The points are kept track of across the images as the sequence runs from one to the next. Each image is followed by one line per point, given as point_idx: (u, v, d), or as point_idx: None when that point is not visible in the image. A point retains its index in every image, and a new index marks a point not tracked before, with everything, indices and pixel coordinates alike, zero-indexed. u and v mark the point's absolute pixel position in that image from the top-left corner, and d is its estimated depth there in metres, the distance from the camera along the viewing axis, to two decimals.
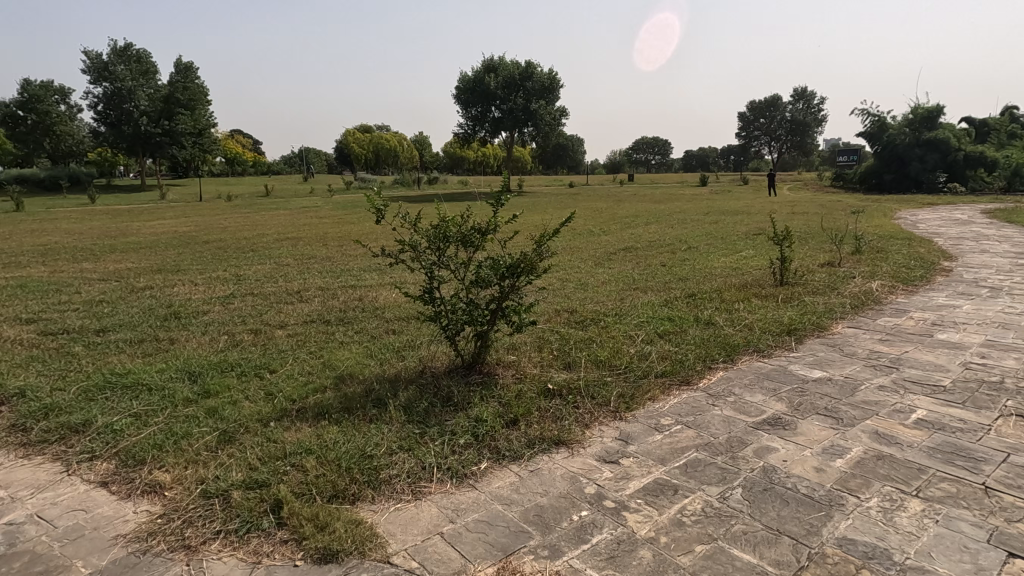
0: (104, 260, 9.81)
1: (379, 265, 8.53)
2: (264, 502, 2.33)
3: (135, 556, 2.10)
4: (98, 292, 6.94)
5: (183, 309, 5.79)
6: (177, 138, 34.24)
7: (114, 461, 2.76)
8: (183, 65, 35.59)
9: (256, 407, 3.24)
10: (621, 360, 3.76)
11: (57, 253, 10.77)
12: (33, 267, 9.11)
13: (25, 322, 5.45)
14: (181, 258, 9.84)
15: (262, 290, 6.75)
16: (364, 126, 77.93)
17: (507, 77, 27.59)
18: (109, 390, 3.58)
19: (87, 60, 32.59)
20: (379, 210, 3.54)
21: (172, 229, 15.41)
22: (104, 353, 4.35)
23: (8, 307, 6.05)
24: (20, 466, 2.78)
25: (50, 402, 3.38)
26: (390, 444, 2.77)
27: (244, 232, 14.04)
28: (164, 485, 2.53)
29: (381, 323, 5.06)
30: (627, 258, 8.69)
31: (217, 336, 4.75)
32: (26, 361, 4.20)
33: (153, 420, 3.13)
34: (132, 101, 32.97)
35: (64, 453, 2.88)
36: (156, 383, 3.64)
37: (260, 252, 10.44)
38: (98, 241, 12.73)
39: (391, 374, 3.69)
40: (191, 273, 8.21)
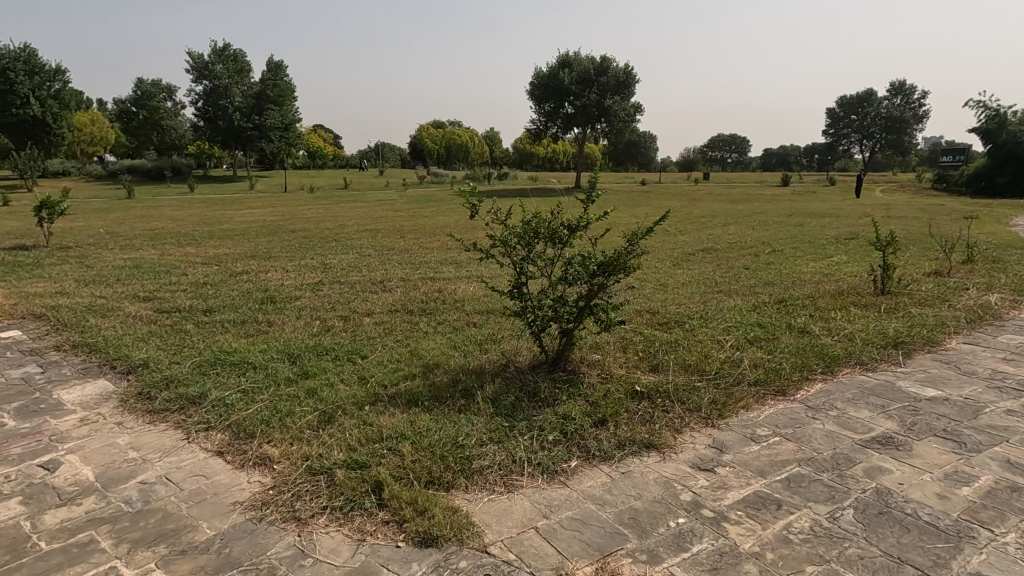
0: (204, 245, 10.63)
1: (456, 259, 8.69)
2: (365, 483, 2.43)
3: (252, 522, 2.25)
4: (202, 274, 7.52)
5: (277, 294, 6.16)
6: (266, 133, 36.35)
7: (228, 433, 2.97)
8: (274, 64, 37.89)
9: (351, 391, 3.39)
10: (710, 365, 3.63)
11: (163, 238, 11.73)
12: (145, 249, 9.96)
13: (143, 299, 5.98)
14: (271, 246, 10.44)
15: (348, 279, 7.06)
16: (437, 122, 79.59)
17: (581, 73, 27.23)
18: (219, 366, 3.86)
19: (191, 60, 35.30)
20: (472, 205, 3.59)
21: (261, 219, 16.37)
22: (212, 332, 4.70)
23: (128, 286, 6.68)
24: (148, 431, 3.05)
25: (170, 374, 3.70)
26: (481, 435, 2.81)
27: (327, 223, 14.75)
28: (273, 458, 2.70)
29: (463, 315, 5.15)
30: (708, 260, 8.35)
31: (311, 321, 5.01)
32: (148, 335, 4.62)
33: (260, 397, 3.35)
34: (228, 97, 35.50)
35: (185, 421, 3.14)
36: (260, 362, 3.89)
37: (342, 242, 10.93)
38: (197, 228, 13.75)
39: (476, 367, 3.74)
40: (283, 261, 8.71)
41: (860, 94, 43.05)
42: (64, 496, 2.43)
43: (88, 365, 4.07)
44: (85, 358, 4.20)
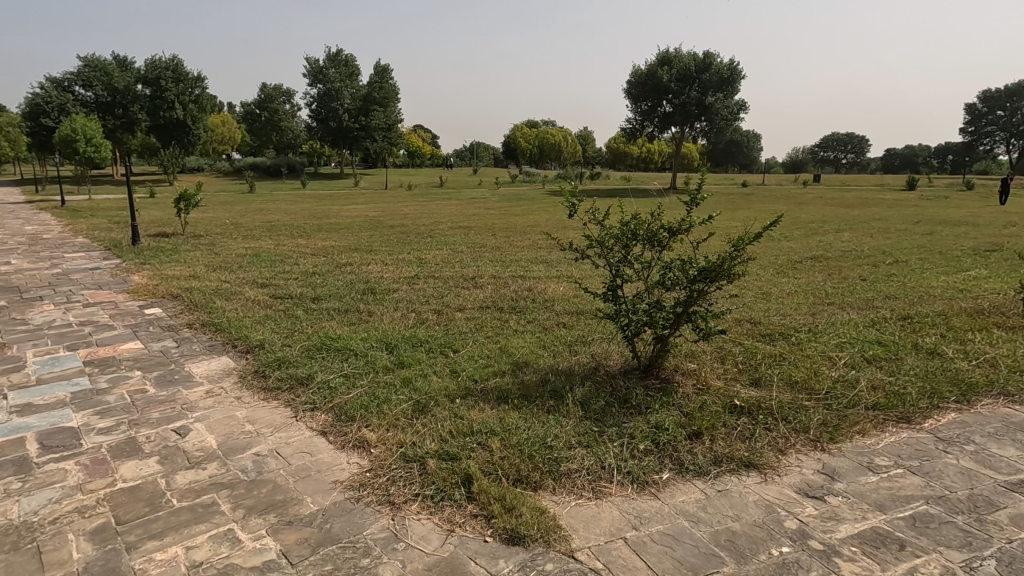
0: (313, 237, 11.45)
1: (547, 258, 8.70)
2: (455, 475, 2.49)
3: (350, 502, 2.37)
4: (311, 264, 8.08)
5: (377, 285, 6.48)
6: (370, 133, 38.52)
7: (330, 415, 3.16)
8: (380, 67, 40.01)
9: (443, 383, 3.48)
10: (820, 383, 3.35)
11: (278, 229, 12.75)
12: (263, 240, 10.89)
13: (261, 285, 6.54)
14: (372, 240, 11.02)
15: (442, 274, 7.29)
16: (531, 121, 80.23)
17: (682, 70, 26.25)
18: (324, 351, 4.12)
19: (308, 66, 38.18)
20: (570, 204, 3.54)
21: (364, 214, 17.35)
22: (318, 318, 5.04)
23: (249, 272, 7.34)
24: (263, 406, 3.33)
25: (282, 355, 4.01)
26: (570, 438, 2.77)
27: (423, 219, 15.35)
28: (371, 442, 2.83)
29: (552, 315, 5.13)
30: (817, 269, 7.73)
31: (407, 313, 5.23)
32: (265, 318, 5.05)
33: (360, 383, 3.54)
34: (338, 100, 37.99)
35: (293, 400, 3.38)
36: (360, 349, 4.10)
37: (437, 238, 11.33)
38: (307, 221, 14.84)
39: (565, 368, 3.70)
40: (382, 254, 9.15)
41: (1009, 86, 37.99)
42: (191, 461, 2.70)
43: (214, 343, 4.51)
44: (211, 336, 4.67)
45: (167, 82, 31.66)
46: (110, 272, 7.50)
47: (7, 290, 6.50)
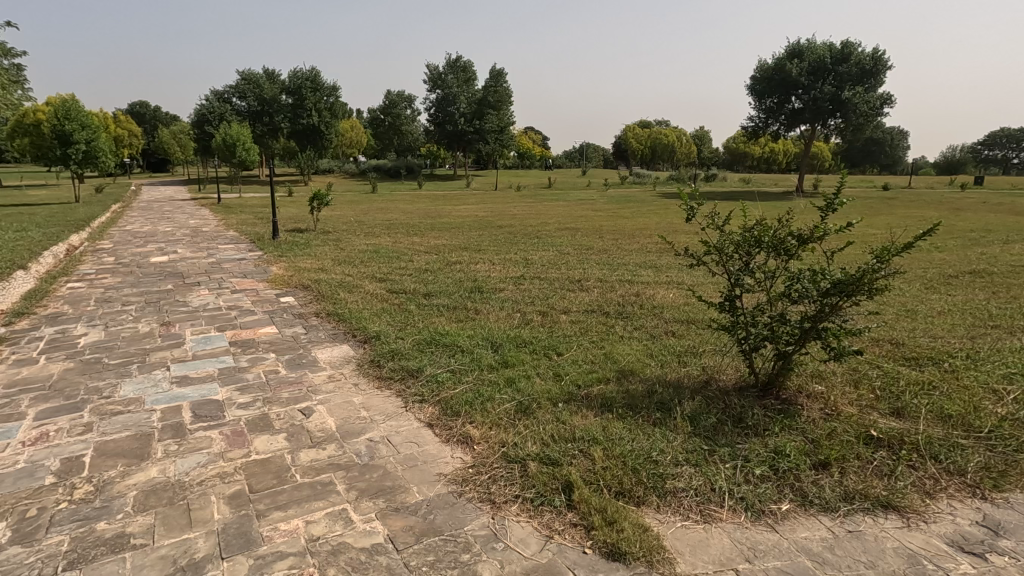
0: (428, 236, 12.05)
1: (656, 263, 8.41)
2: (555, 480, 2.46)
3: (453, 496, 2.43)
4: (424, 261, 8.50)
5: (485, 284, 6.64)
6: (484, 136, 39.78)
7: (437, 409, 3.28)
8: (495, 72, 41.08)
9: (546, 386, 3.47)
10: (982, 420, 2.88)
11: (396, 227, 13.57)
12: (383, 237, 11.63)
13: (379, 280, 6.97)
14: (481, 240, 11.33)
15: (548, 275, 7.31)
16: (644, 122, 78.13)
17: (814, 62, 24.07)
18: (433, 345, 4.29)
19: (429, 72, 40.18)
20: (689, 207, 3.34)
21: (474, 214, 17.90)
22: (429, 314, 5.27)
23: (369, 267, 7.88)
24: (377, 394, 3.53)
25: (395, 347, 4.24)
26: (677, 454, 2.62)
27: (531, 220, 15.52)
28: (474, 439, 2.89)
29: (660, 323, 4.93)
30: (978, 285, 6.72)
31: (512, 313, 5.29)
32: (382, 311, 5.38)
33: (466, 379, 3.64)
34: (455, 104, 39.56)
35: (404, 391, 3.55)
36: (467, 346, 4.22)
37: (544, 239, 11.39)
38: (423, 220, 15.64)
39: (674, 379, 3.53)
40: (491, 254, 9.37)
41: None
42: (313, 440, 2.93)
43: (336, 331, 4.88)
44: (334, 325, 5.05)
45: (307, 92, 34.95)
46: (254, 263, 8.42)
47: (173, 275, 7.52)
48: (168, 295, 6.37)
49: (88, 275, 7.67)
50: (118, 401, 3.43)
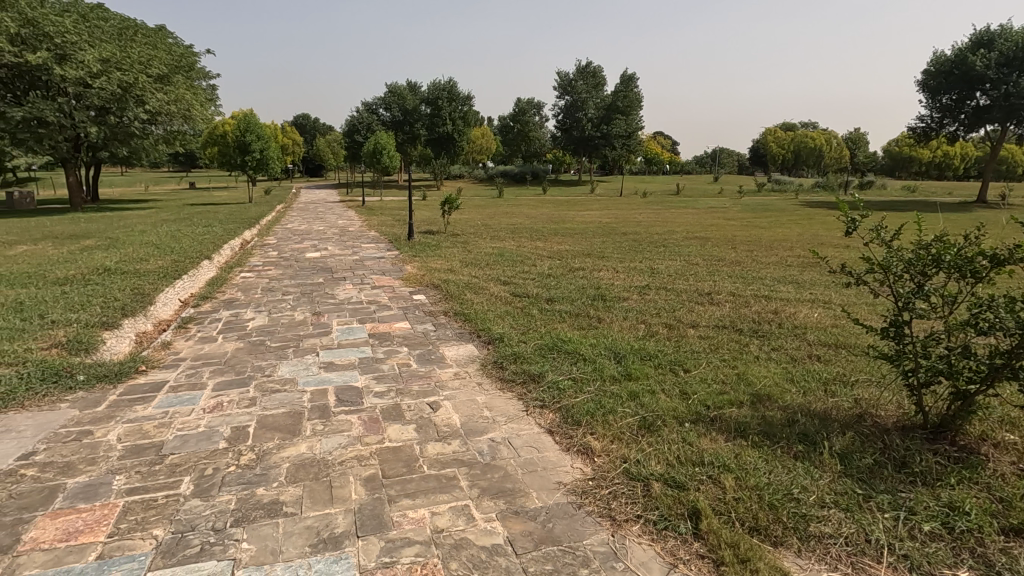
0: (551, 241, 12.17)
1: (797, 278, 7.71)
2: (682, 506, 2.32)
3: (572, 507, 2.40)
4: (547, 266, 8.58)
5: (608, 292, 6.54)
6: (611, 141, 39.34)
7: (558, 416, 3.27)
8: (626, 77, 40.46)
9: (671, 403, 3.30)
10: None
11: (521, 232, 13.88)
12: (508, 241, 11.96)
13: (503, 283, 7.16)
14: (604, 246, 11.17)
15: (675, 286, 7.00)
16: (787, 126, 72.20)
17: (1008, 51, 20.56)
18: (555, 352, 4.30)
19: (559, 79, 40.60)
20: (849, 218, 2.97)
21: (597, 220, 17.76)
22: (551, 319, 5.29)
23: (494, 270, 8.14)
24: (500, 396, 3.61)
25: (517, 350, 4.31)
26: (823, 495, 2.35)
27: (657, 228, 15.01)
28: (595, 451, 2.84)
29: (802, 345, 4.48)
30: None
31: (637, 324, 5.13)
32: (505, 313, 5.51)
33: (587, 388, 3.58)
34: (583, 110, 39.59)
35: (525, 395, 3.60)
36: (589, 355, 4.16)
37: (671, 248, 10.96)
38: (547, 225, 15.82)
39: (819, 410, 3.18)
40: (614, 261, 9.22)
41: None
42: (439, 434, 3.06)
43: (462, 330, 5.09)
44: (460, 325, 5.27)
45: (443, 102, 37.10)
46: (391, 261, 9.10)
47: (323, 270, 8.36)
48: (319, 287, 7.09)
49: (256, 267, 8.79)
50: (277, 379, 3.87)
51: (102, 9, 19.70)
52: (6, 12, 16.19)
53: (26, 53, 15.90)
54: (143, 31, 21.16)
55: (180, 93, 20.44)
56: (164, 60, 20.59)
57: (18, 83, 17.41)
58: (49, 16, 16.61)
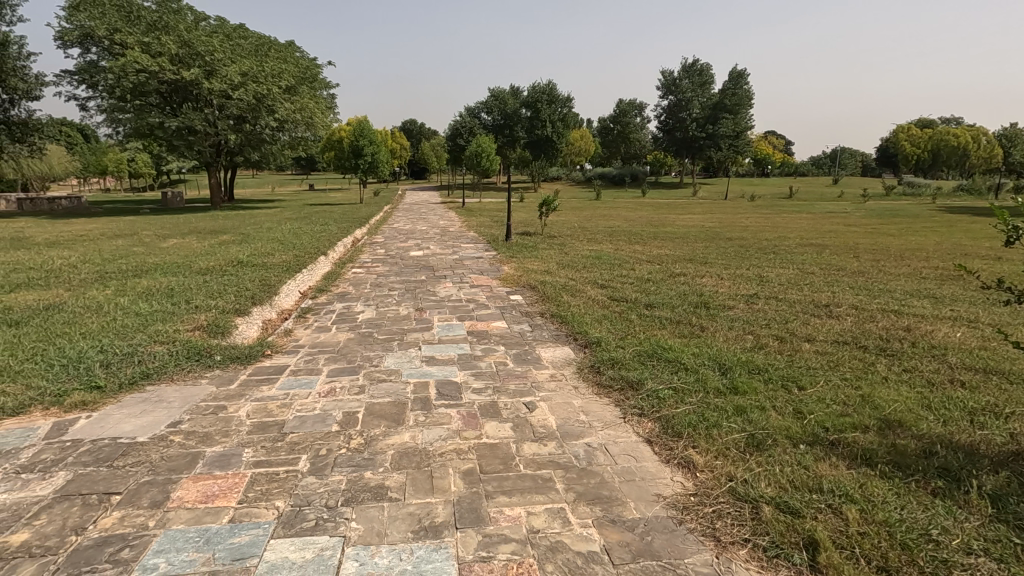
0: (650, 244, 11.83)
1: (935, 292, 6.87)
2: (796, 535, 2.14)
3: (672, 522, 2.30)
4: (647, 271, 8.34)
5: (712, 300, 6.23)
6: (717, 142, 37.57)
7: (657, 425, 3.16)
8: (736, 74, 38.44)
9: (783, 421, 3.07)
10: None
11: (619, 235, 13.63)
12: (605, 244, 11.79)
13: (601, 286, 7.06)
14: (708, 251, 10.66)
15: (787, 296, 6.52)
16: (924, 122, 64.73)
17: None
18: (655, 359, 4.16)
19: (664, 79, 39.42)
20: (1007, 226, 2.56)
21: (700, 224, 17.02)
22: (650, 325, 5.14)
23: (591, 272, 8.06)
24: (596, 400, 3.55)
25: (615, 355, 4.23)
26: (969, 539, 2.06)
27: (766, 233, 14.10)
28: (697, 465, 2.71)
29: (942, 368, 3.98)
30: None
31: (744, 335, 4.83)
32: (603, 317, 5.43)
33: (689, 400, 3.42)
34: (687, 110, 38.15)
35: (623, 401, 3.52)
36: (691, 365, 3.97)
37: (782, 255, 10.23)
38: (646, 228, 15.41)
39: (963, 443, 2.80)
40: (718, 267, 8.75)
41: None
42: (536, 434, 3.07)
43: (559, 333, 5.08)
44: (556, 327, 5.27)
45: (544, 105, 37.42)
46: (489, 261, 9.33)
47: (426, 268, 8.74)
48: (421, 284, 7.43)
49: (366, 263, 9.38)
50: (383, 369, 4.10)
51: (243, 29, 22.04)
52: (169, 36, 18.70)
53: (182, 71, 18.21)
54: (276, 47, 23.41)
55: (304, 102, 22.36)
56: (292, 73, 22.63)
57: (175, 97, 19.94)
58: (202, 37, 18.89)
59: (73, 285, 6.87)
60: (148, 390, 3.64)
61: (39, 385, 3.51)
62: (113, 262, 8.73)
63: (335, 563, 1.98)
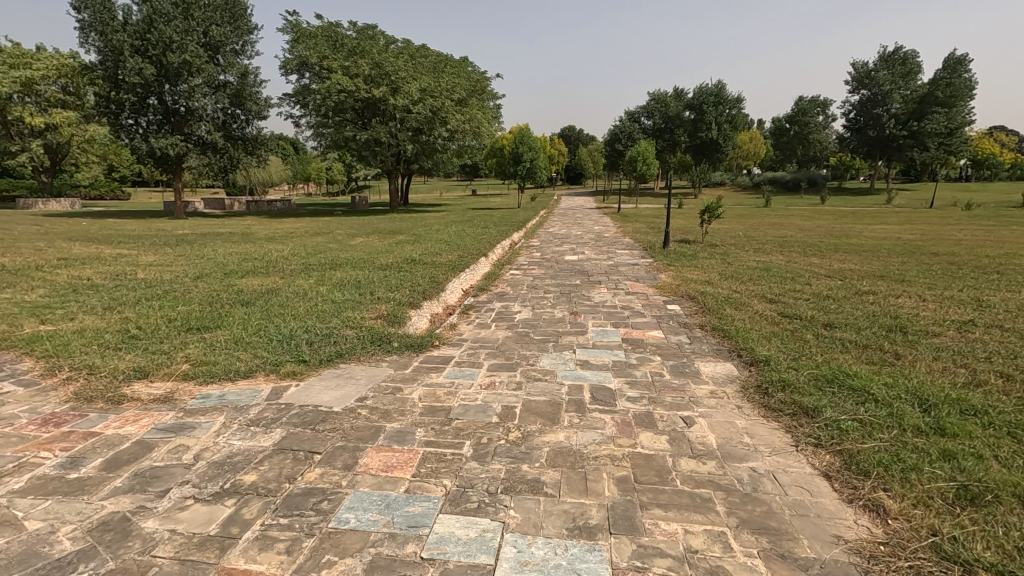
0: (830, 257, 10.58)
1: None
2: None
3: (855, 570, 2.04)
4: (826, 286, 7.47)
5: (910, 324, 5.37)
6: (922, 140, 32.27)
7: (838, 459, 2.82)
8: (954, 60, 32.67)
9: (1009, 476, 2.54)
10: None
11: (792, 245, 12.40)
12: (775, 255, 10.81)
13: (770, 301, 6.49)
14: (906, 268, 9.22)
15: (1016, 325, 5.37)
16: None
17: None
18: (836, 385, 3.72)
19: (856, 71, 35.00)
20: None
21: (896, 235, 14.81)
22: (830, 347, 4.59)
23: (759, 285, 7.44)
24: (762, 424, 3.29)
25: (786, 377, 3.86)
26: None
27: (988, 248, 11.74)
28: (889, 511, 2.37)
29: None
30: None
31: (953, 368, 4.09)
32: (772, 334, 4.99)
33: (880, 435, 3.00)
34: (885, 105, 33.44)
35: (795, 428, 3.20)
36: (882, 396, 3.47)
37: (1010, 275, 8.44)
38: (826, 239, 13.80)
39: None
40: (921, 287, 7.51)
41: None
42: (694, 451, 2.94)
43: (720, 347, 4.78)
44: (718, 341, 4.97)
45: (709, 107, 35.29)
46: (645, 268, 9.12)
47: (580, 272, 8.82)
48: (576, 288, 7.54)
49: (523, 265, 9.76)
50: (539, 369, 4.25)
51: (425, 49, 24.29)
52: (364, 60, 21.30)
53: (373, 90, 20.72)
54: (451, 63, 25.38)
55: (473, 113, 24.05)
56: (464, 86, 24.37)
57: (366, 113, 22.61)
58: (390, 58, 21.21)
59: (285, 273, 8.19)
60: (341, 367, 4.20)
61: (263, 356, 4.25)
62: (314, 256, 10.22)
63: (496, 545, 2.11)
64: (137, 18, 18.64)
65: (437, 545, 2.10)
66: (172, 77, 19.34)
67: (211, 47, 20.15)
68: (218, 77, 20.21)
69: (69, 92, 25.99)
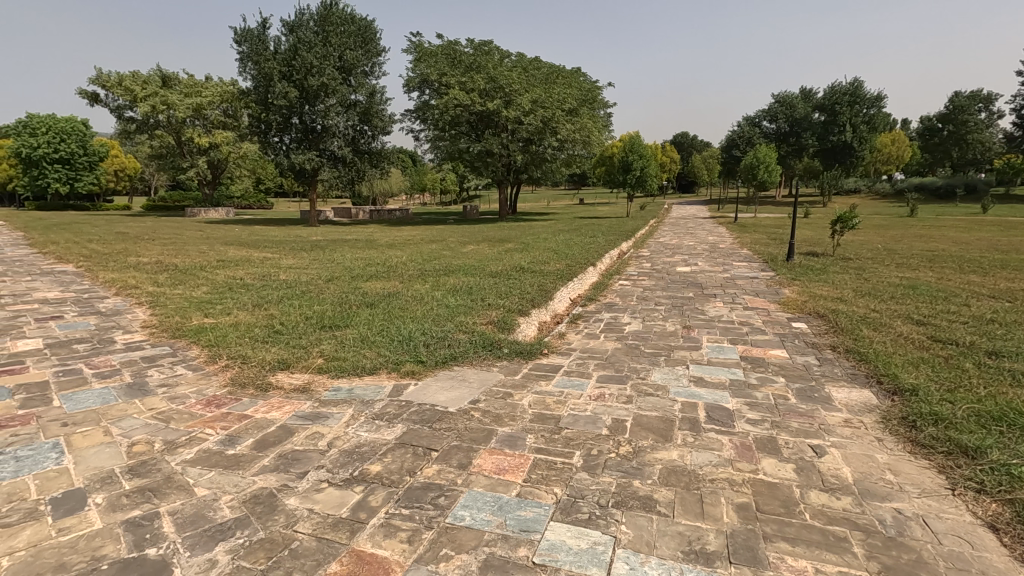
0: (994, 275, 9.20)
1: None
2: None
3: None
4: (989, 308, 6.51)
5: None
6: None
7: (1007, 510, 2.44)
8: None
9: None
10: None
11: (943, 260, 10.96)
12: (922, 270, 9.62)
13: (917, 323, 5.77)
14: None
15: None
16: None
17: None
18: (1005, 424, 3.21)
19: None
20: None
21: None
22: (997, 380, 3.98)
23: (903, 304, 6.65)
24: (909, 462, 2.92)
25: (939, 411, 3.41)
26: None
27: None
28: None
29: None
30: None
31: None
32: (920, 361, 4.43)
33: None
34: None
35: (952, 469, 2.81)
36: None
37: None
38: (988, 254, 12.02)
39: None
40: None
41: None
42: (826, 483, 2.70)
43: (856, 372, 4.33)
44: (854, 365, 4.50)
45: (843, 107, 32.47)
46: (766, 282, 8.53)
47: (693, 285, 8.46)
48: (689, 301, 7.24)
49: (632, 275, 9.57)
50: (650, 383, 4.12)
51: (539, 61, 24.79)
52: (481, 75, 22.20)
53: (488, 103, 21.50)
54: (564, 74, 25.64)
55: (584, 123, 24.01)
56: (576, 96, 24.54)
57: (480, 125, 23.36)
58: (505, 73, 21.88)
59: (404, 278, 8.74)
60: (455, 369, 4.39)
61: (384, 355, 4.56)
62: (428, 262, 10.79)
63: (608, 559, 2.08)
64: (285, 48, 21.02)
65: (549, 552, 2.12)
66: (311, 99, 21.49)
67: (345, 69, 22.10)
68: (350, 97, 22.08)
69: (228, 115, 29.71)
